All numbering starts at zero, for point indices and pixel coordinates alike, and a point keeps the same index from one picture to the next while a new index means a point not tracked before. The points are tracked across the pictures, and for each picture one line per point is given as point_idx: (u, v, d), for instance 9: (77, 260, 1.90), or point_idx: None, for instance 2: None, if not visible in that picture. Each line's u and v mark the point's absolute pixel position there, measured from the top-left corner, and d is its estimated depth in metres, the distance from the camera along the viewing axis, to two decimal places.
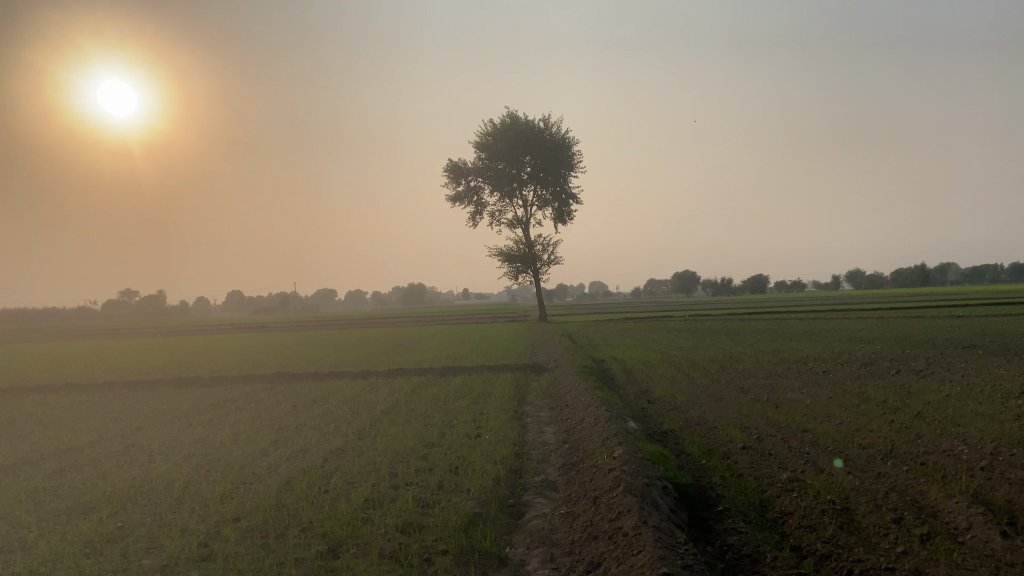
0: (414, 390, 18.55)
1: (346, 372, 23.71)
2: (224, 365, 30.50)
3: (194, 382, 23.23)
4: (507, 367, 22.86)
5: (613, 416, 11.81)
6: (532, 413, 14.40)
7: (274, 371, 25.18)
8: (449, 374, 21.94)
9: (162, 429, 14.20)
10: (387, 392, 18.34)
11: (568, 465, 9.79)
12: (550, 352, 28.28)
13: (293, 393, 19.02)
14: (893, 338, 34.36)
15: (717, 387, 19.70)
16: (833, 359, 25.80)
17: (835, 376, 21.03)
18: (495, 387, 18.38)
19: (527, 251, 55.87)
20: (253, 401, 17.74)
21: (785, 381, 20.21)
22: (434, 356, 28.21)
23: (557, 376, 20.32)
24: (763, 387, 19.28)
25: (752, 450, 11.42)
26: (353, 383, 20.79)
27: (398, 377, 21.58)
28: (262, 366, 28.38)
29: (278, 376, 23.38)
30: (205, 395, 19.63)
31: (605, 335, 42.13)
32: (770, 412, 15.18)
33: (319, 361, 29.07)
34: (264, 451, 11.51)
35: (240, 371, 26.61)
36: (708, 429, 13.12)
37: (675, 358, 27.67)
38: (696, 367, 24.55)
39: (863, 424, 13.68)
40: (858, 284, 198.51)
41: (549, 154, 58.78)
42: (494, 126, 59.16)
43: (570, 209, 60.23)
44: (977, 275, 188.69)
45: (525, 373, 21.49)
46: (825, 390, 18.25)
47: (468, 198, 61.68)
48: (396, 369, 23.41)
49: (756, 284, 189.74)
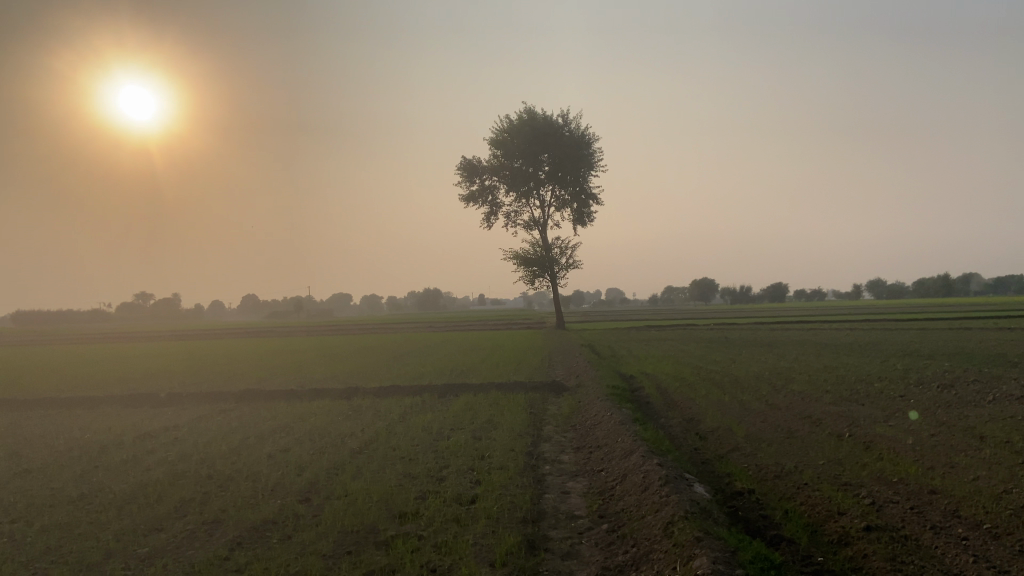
0: (402, 416, 14.89)
1: (331, 388, 20.17)
2: (204, 376, 27.14)
3: (151, 400, 19.71)
4: (519, 385, 19.18)
5: (672, 476, 8.03)
6: (551, 457, 10.72)
7: (249, 386, 21.71)
8: (450, 394, 18.27)
9: (54, 475, 10.67)
10: (369, 418, 14.72)
11: (609, 570, 6.09)
12: (570, 367, 24.68)
13: (256, 418, 15.49)
14: (958, 353, 30.27)
15: (781, 415, 15.87)
16: (905, 380, 21.81)
17: (921, 402, 17.19)
18: (503, 414, 14.74)
19: (544, 254, 52.18)
20: (201, 431, 14.23)
21: (863, 409, 16.33)
22: (437, 370, 24.64)
23: (580, 399, 16.57)
24: (838, 417, 15.43)
25: (882, 532, 7.63)
26: (333, 404, 17.24)
27: (389, 397, 17.94)
28: (242, 379, 24.90)
29: (250, 394, 19.85)
30: (150, 419, 16.13)
31: (628, 346, 38.49)
32: (870, 458, 11.36)
33: (309, 374, 25.59)
34: (156, 525, 7.89)
35: (214, 385, 23.11)
36: (797, 489, 9.37)
37: (716, 375, 23.90)
38: (743, 388, 20.73)
39: (1010, 482, 9.81)
40: (881, 293, 193.59)
41: (568, 152, 55.05)
42: (509, 122, 55.59)
43: (589, 210, 56.46)
44: (1003, 285, 182.87)
45: (541, 395, 17.76)
46: (921, 423, 14.41)
47: (482, 198, 58.18)
48: (389, 387, 19.85)
49: (775, 292, 185.01)
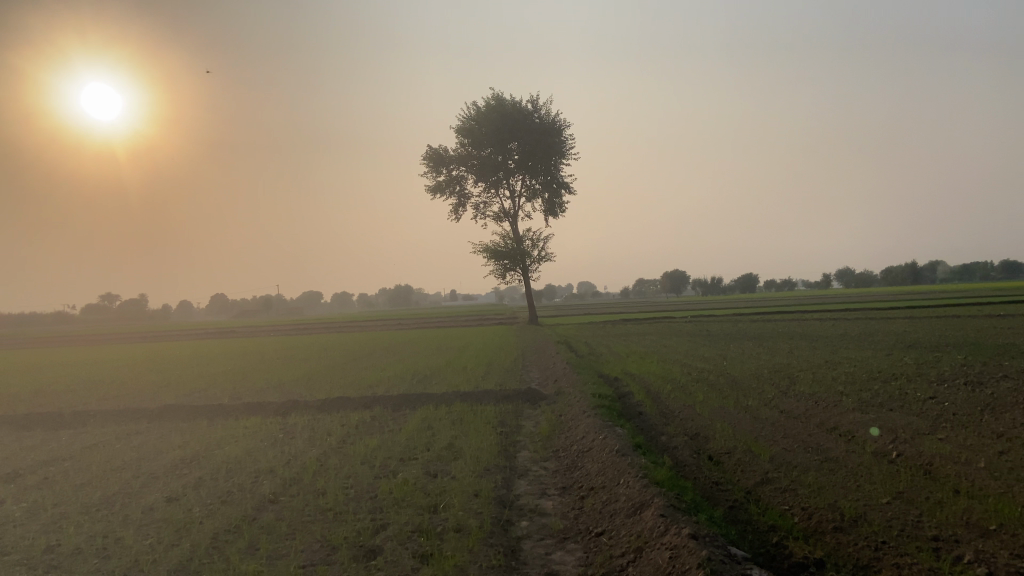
0: (343, 440, 11.98)
1: (266, 402, 17.17)
2: (129, 387, 23.84)
3: (48, 422, 16.52)
4: (489, 394, 16.35)
5: (719, 559, 5.29)
6: (529, 507, 7.89)
7: (174, 401, 18.56)
8: (405, 407, 15.38)
9: None
10: (300, 445, 11.75)
11: None
12: (546, 370, 21.96)
13: (161, 447, 12.46)
14: (963, 344, 27.99)
15: (802, 427, 13.28)
16: (923, 377, 19.32)
17: (960, 406, 14.69)
18: (469, 435, 11.90)
19: (515, 247, 49.34)
20: (83, 469, 11.19)
21: (897, 418, 13.79)
22: (396, 377, 21.68)
23: (561, 413, 13.78)
24: (873, 429, 12.86)
25: None
26: (264, 423, 14.29)
27: (331, 413, 14.93)
28: (174, 390, 21.79)
29: (170, 410, 16.75)
30: (28, 451, 13.00)
31: (607, 342, 35.89)
32: (944, 496, 8.78)
33: (250, 383, 22.47)
34: None
35: (135, 399, 19.93)
36: (877, 553, 6.68)
37: (711, 375, 21.29)
38: (745, 391, 18.16)
39: None
40: (849, 282, 194.08)
41: (538, 139, 52.20)
42: (476, 108, 52.58)
43: (561, 200, 53.75)
44: (968, 272, 184.03)
45: (514, 406, 14.96)
46: (977, 436, 11.87)
47: (450, 189, 55.19)
48: (336, 399, 16.94)
49: (746, 283, 184.74)
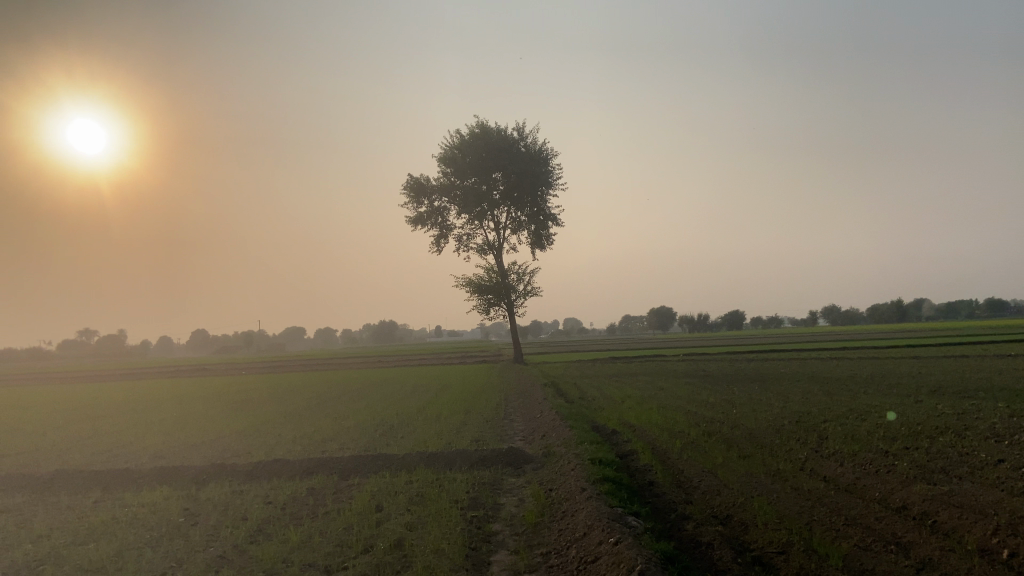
0: (258, 531, 8.87)
1: (189, 465, 13.99)
2: (45, 441, 20.44)
3: None
4: (461, 456, 13.29)
5: None
6: None
7: (79, 463, 15.32)
8: (355, 474, 12.30)
9: None
10: (199, 538, 8.65)
11: None
12: (531, 421, 18.96)
13: (14, 539, 9.30)
14: (990, 388, 25.27)
15: (862, 506, 10.29)
16: (972, 432, 16.42)
17: None
18: (428, 523, 8.80)
19: (500, 281, 46.45)
20: None
21: (981, 493, 10.80)
22: (357, 429, 18.56)
23: (552, 487, 10.78)
24: (958, 510, 9.87)
25: None
26: (169, 497, 11.15)
27: (260, 484, 11.84)
28: (95, 446, 18.51)
29: (66, 477, 13.51)
30: None
31: (597, 383, 32.94)
32: None
33: (187, 436, 19.20)
34: None
35: (39, 459, 16.59)
36: None
37: (723, 427, 18.34)
38: (769, 449, 15.22)
39: None
40: (835, 320, 192.34)
41: (524, 169, 49.62)
42: (460, 136, 50.03)
43: (549, 232, 51.13)
44: (953, 311, 182.62)
45: (491, 474, 11.90)
46: None
47: (431, 221, 52.45)
48: (273, 461, 13.79)
49: (733, 320, 182.97)
